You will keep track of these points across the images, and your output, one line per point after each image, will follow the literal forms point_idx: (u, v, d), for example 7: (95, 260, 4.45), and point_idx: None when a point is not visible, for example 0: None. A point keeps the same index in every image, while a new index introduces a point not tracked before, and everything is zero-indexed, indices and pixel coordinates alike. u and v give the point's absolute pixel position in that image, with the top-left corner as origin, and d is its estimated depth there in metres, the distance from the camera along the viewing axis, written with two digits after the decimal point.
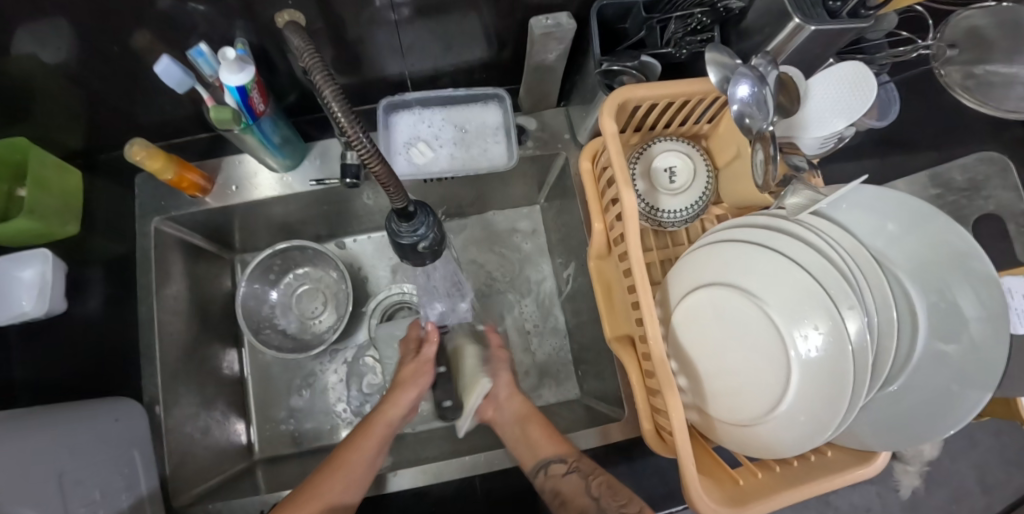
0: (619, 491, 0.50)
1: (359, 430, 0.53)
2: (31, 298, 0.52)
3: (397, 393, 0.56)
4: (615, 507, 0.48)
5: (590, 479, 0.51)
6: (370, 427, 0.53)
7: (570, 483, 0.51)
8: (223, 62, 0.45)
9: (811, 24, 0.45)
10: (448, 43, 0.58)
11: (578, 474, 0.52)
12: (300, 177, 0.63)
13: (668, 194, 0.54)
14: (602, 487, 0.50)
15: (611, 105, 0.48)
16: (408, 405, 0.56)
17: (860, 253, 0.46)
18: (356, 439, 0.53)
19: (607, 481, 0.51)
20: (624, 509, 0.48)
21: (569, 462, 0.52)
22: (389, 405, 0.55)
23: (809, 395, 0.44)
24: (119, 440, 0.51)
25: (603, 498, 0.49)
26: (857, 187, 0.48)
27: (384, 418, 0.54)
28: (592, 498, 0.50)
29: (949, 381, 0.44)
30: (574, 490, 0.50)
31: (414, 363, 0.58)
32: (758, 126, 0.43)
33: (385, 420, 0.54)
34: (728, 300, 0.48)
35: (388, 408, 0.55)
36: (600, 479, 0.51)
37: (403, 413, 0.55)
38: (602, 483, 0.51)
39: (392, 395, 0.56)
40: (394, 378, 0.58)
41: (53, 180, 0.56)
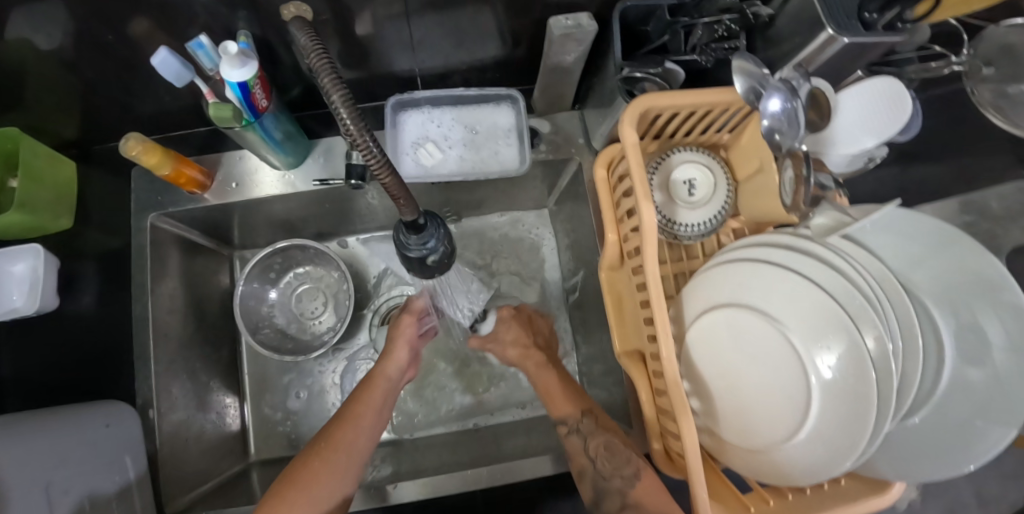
0: (618, 454, 0.51)
1: (362, 386, 0.55)
2: (21, 294, 0.52)
3: (391, 346, 0.58)
4: (608, 470, 0.50)
5: (590, 438, 0.53)
6: (373, 382, 0.55)
7: (572, 445, 0.54)
8: (224, 57, 0.43)
9: (845, 36, 0.43)
10: (460, 40, 0.55)
11: (579, 435, 0.54)
12: (303, 175, 0.61)
13: (686, 207, 0.52)
14: (600, 448, 0.51)
15: (631, 114, 0.45)
16: (404, 359, 0.58)
17: (887, 278, 0.44)
18: (360, 396, 0.54)
19: (604, 443, 0.52)
20: (620, 474, 0.50)
21: (570, 424, 0.55)
22: (384, 361, 0.57)
23: (829, 424, 0.42)
24: (109, 446, 0.50)
25: (600, 460, 0.51)
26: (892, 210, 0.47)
27: (383, 374, 0.56)
28: (589, 457, 0.52)
29: (974, 415, 0.43)
30: (575, 450, 0.53)
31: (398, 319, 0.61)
32: (787, 144, 0.41)
33: (385, 377, 0.56)
34: (746, 322, 0.46)
35: (385, 362, 0.57)
36: (600, 441, 0.52)
37: (401, 365, 0.58)
38: (598, 445, 0.52)
39: (385, 351, 0.58)
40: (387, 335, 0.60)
41: (47, 171, 0.54)
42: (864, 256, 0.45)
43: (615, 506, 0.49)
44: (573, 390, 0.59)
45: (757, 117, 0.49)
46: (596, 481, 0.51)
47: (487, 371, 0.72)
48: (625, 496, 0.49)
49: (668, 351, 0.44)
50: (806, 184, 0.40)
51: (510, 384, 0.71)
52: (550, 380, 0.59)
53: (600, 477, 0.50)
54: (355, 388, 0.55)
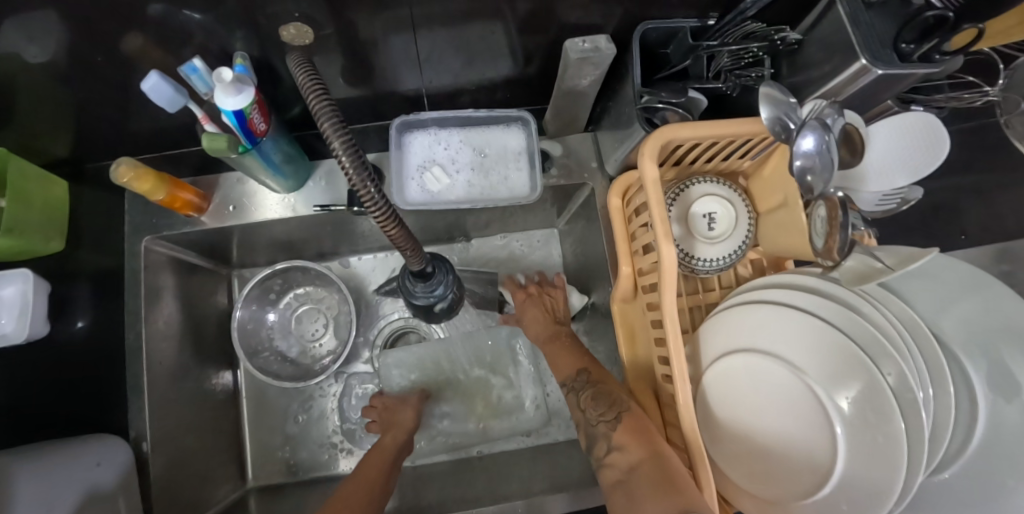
0: (605, 400, 0.49)
1: (371, 453, 0.56)
2: (11, 318, 0.47)
3: (396, 415, 0.61)
4: (595, 416, 0.49)
5: (582, 390, 0.52)
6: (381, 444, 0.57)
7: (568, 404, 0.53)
8: (218, 84, 0.40)
9: (879, 67, 0.40)
10: (470, 59, 0.53)
11: (575, 393, 0.53)
12: (304, 199, 0.59)
13: (705, 241, 0.49)
14: (589, 399, 0.50)
15: (650, 147, 0.43)
16: (409, 425, 0.60)
17: (918, 327, 0.41)
18: (370, 458, 0.55)
19: (594, 393, 0.51)
20: (603, 419, 0.47)
21: (566, 384, 0.55)
22: (391, 431, 0.59)
23: (852, 480, 0.40)
24: (100, 483, 0.48)
25: (590, 411, 0.50)
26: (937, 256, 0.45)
27: (392, 440, 0.58)
28: (581, 410, 0.51)
29: (1009, 476, 0.40)
30: (570, 405, 0.53)
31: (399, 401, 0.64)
32: (820, 187, 0.39)
33: (393, 442, 0.58)
34: (765, 367, 0.44)
35: (392, 431, 0.59)
36: (589, 393, 0.51)
37: (406, 431, 0.60)
38: (589, 395, 0.51)
39: (392, 421, 0.61)
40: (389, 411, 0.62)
41: (36, 192, 0.51)
42: (893, 302, 0.42)
43: (602, 451, 0.46)
44: (574, 349, 0.58)
45: (783, 150, 0.47)
46: (585, 429, 0.49)
47: (492, 399, 0.69)
48: (610, 441, 0.46)
49: (684, 396, 0.42)
50: (837, 231, 0.37)
51: (516, 412, 0.69)
52: (555, 346, 0.59)
53: (589, 424, 0.49)
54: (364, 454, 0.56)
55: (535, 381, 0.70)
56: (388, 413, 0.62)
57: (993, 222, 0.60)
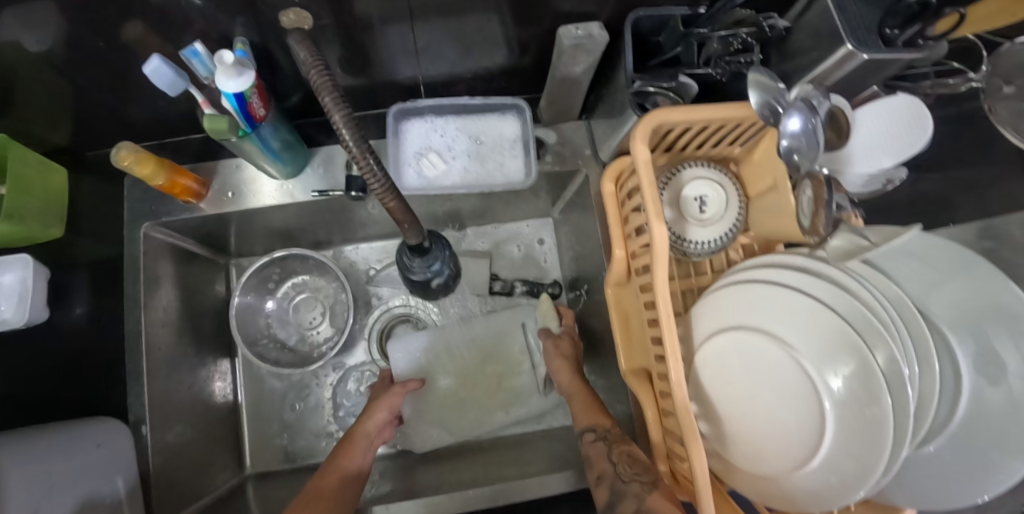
0: (639, 461, 0.47)
1: (345, 441, 0.55)
2: (10, 305, 0.48)
3: (374, 404, 0.59)
4: (629, 474, 0.46)
5: (614, 445, 0.49)
6: (355, 440, 0.55)
7: (592, 450, 0.50)
8: (220, 66, 0.41)
9: (864, 52, 0.41)
10: (467, 48, 0.54)
11: (603, 443, 0.50)
12: (302, 185, 0.60)
13: (697, 224, 0.50)
14: (623, 455, 0.48)
15: (643, 130, 0.44)
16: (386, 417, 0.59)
17: (903, 303, 0.42)
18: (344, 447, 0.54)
19: (629, 451, 0.48)
20: (638, 478, 0.44)
21: (598, 432, 0.51)
22: (368, 416, 0.58)
23: (840, 453, 0.41)
24: (101, 466, 0.49)
25: (622, 467, 0.47)
26: (919, 235, 0.47)
27: (366, 428, 0.57)
28: (611, 463, 0.47)
29: (991, 448, 0.41)
30: (596, 454, 0.49)
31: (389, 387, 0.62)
32: (807, 165, 0.40)
33: (368, 429, 0.57)
34: (757, 344, 0.45)
35: (368, 417, 0.58)
36: (623, 449, 0.48)
37: (384, 419, 0.58)
38: (623, 452, 0.48)
39: (369, 407, 0.59)
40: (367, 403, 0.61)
41: (37, 180, 0.51)
42: (878, 280, 0.43)
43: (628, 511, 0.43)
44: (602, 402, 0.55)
45: (771, 135, 0.48)
46: (613, 484, 0.46)
47: (490, 384, 0.69)
48: (641, 501, 0.42)
49: (676, 373, 0.43)
50: (825, 208, 0.39)
51: (514, 396, 0.69)
52: (582, 387, 0.57)
53: (620, 479, 0.46)
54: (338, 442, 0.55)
55: (533, 368, 0.69)
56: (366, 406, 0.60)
57: None
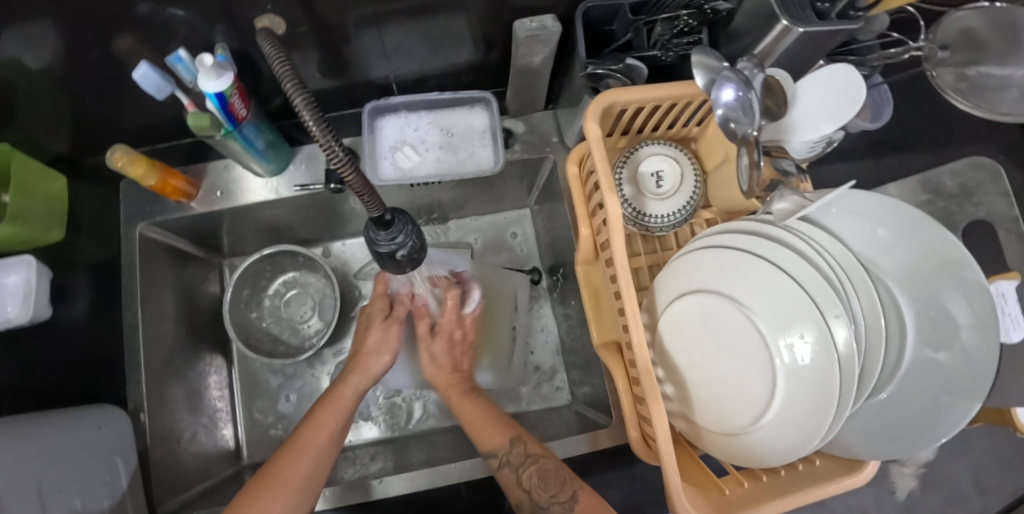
0: (552, 480, 0.48)
1: (326, 400, 0.53)
2: (16, 304, 0.52)
3: (364, 361, 0.56)
4: (547, 499, 0.48)
5: (523, 469, 0.50)
6: (338, 396, 0.53)
7: (505, 478, 0.51)
8: (201, 69, 0.45)
9: (799, 26, 0.43)
10: (434, 46, 0.57)
11: (511, 467, 0.51)
12: (286, 181, 0.64)
13: (655, 198, 0.53)
14: (534, 478, 0.49)
15: (595, 110, 0.47)
16: (376, 374, 0.56)
17: (848, 260, 0.44)
18: (321, 410, 0.52)
19: (538, 473, 0.49)
20: (557, 500, 0.47)
21: (501, 456, 0.51)
22: (355, 377, 0.55)
23: (796, 404, 0.43)
24: (101, 449, 0.52)
25: (536, 492, 0.48)
26: (846, 191, 0.47)
27: (351, 390, 0.54)
28: (525, 490, 0.49)
29: (939, 391, 0.44)
30: (507, 482, 0.50)
31: (381, 325, 0.58)
32: (743, 131, 0.43)
33: (350, 391, 0.54)
34: (714, 306, 0.47)
35: (353, 376, 0.55)
36: (533, 469, 0.49)
37: (369, 380, 0.56)
38: (533, 475, 0.49)
39: (359, 365, 0.56)
40: (358, 346, 0.58)
41: (38, 185, 0.55)
42: (824, 239, 0.45)
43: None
44: (499, 417, 0.55)
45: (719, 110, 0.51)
46: (534, 510, 0.48)
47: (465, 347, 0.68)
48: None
49: (640, 339, 0.44)
50: (759, 169, 0.42)
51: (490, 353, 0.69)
52: (472, 405, 0.56)
53: (537, 507, 0.48)
54: (317, 400, 0.53)
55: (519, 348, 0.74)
56: (357, 357, 0.56)
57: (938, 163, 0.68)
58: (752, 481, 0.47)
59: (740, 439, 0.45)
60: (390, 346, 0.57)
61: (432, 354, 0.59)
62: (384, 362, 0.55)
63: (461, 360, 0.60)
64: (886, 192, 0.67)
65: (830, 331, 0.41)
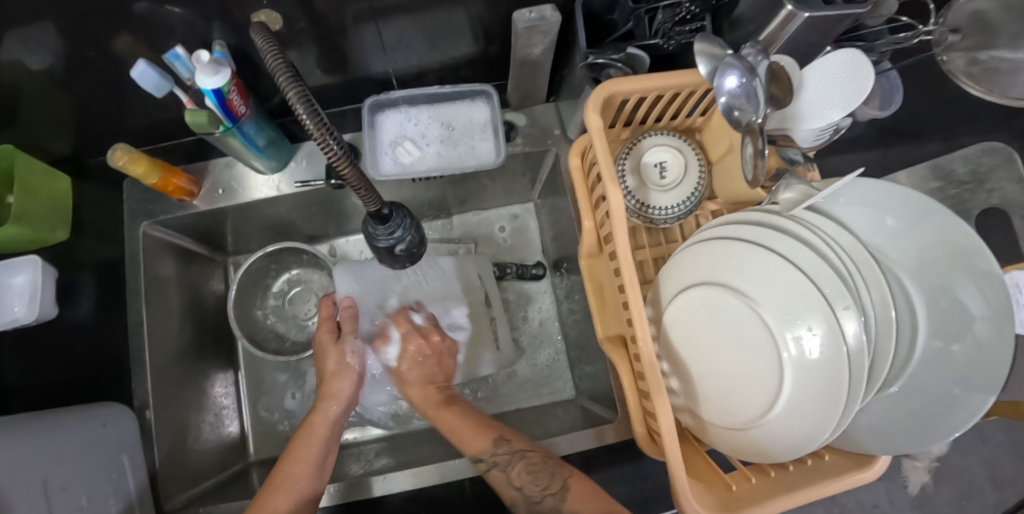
0: (541, 473, 0.51)
1: (301, 434, 0.56)
2: (23, 304, 0.53)
3: (330, 387, 0.59)
4: (538, 493, 0.50)
5: (511, 468, 0.52)
6: (310, 430, 0.56)
7: (495, 479, 0.52)
8: (198, 65, 0.45)
9: (804, 11, 0.41)
10: (433, 40, 0.57)
11: (499, 468, 0.53)
12: (287, 178, 0.64)
13: (659, 190, 0.53)
14: (523, 474, 0.51)
15: (595, 100, 0.46)
16: (347, 397, 0.59)
17: (857, 251, 0.43)
18: (298, 447, 0.55)
19: (527, 468, 0.51)
20: (548, 492, 0.49)
21: (487, 458, 0.53)
22: (325, 403, 0.58)
23: (805, 398, 0.42)
24: (106, 445, 0.53)
25: (527, 487, 0.50)
26: (854, 180, 0.46)
27: (323, 417, 0.57)
28: (517, 487, 0.51)
29: (951, 384, 0.43)
30: (501, 483, 0.52)
31: (337, 349, 0.60)
32: (747, 119, 0.42)
33: (325, 418, 0.58)
34: (720, 299, 0.46)
35: (325, 404, 0.58)
36: (521, 465, 0.52)
37: (342, 406, 0.59)
38: (522, 471, 0.51)
39: (326, 392, 0.59)
40: (321, 373, 0.60)
41: (42, 186, 0.56)
42: (834, 229, 0.44)
43: None
44: (477, 421, 0.57)
45: None
46: (530, 506, 0.50)
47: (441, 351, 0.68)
48: (560, 512, 0.48)
49: (643, 334, 0.43)
50: (764, 157, 0.41)
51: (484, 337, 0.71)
52: (449, 416, 0.58)
53: (532, 501, 0.50)
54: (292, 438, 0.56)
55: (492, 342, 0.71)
56: (323, 383, 0.59)
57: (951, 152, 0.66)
58: (760, 477, 0.46)
59: (748, 434, 0.44)
60: (350, 364, 0.60)
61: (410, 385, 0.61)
62: (350, 383, 0.59)
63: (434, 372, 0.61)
64: (898, 180, 0.66)
65: (841, 326, 0.40)
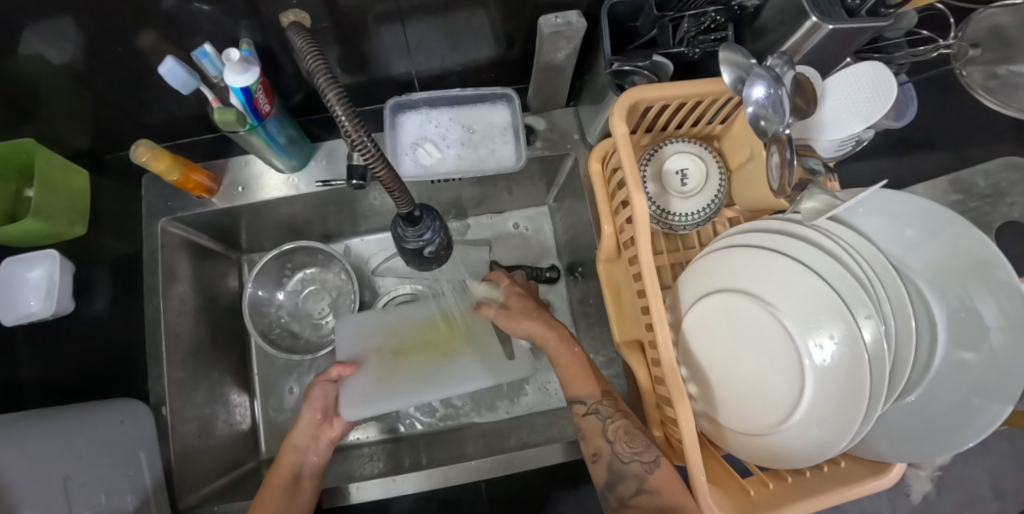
0: (636, 437, 0.48)
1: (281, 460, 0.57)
2: (39, 298, 0.54)
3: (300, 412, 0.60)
4: (627, 453, 0.48)
5: (609, 420, 0.50)
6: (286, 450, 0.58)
7: (589, 425, 0.51)
8: (227, 64, 0.45)
9: (828, 23, 0.41)
10: (456, 43, 0.57)
11: (598, 417, 0.51)
12: (307, 177, 0.64)
13: (679, 196, 0.53)
14: (619, 431, 0.49)
15: (621, 107, 0.46)
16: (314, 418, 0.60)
17: (877, 260, 0.44)
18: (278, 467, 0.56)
19: (625, 426, 0.49)
20: (639, 458, 0.47)
21: (588, 405, 0.52)
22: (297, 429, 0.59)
23: (823, 405, 0.43)
24: (123, 440, 0.54)
25: (618, 443, 0.49)
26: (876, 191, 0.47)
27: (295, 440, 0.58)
28: (609, 441, 0.49)
29: (968, 393, 0.44)
30: (591, 430, 0.51)
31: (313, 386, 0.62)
32: (773, 129, 0.42)
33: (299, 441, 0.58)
34: (740, 306, 0.46)
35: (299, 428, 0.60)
36: (621, 423, 0.50)
37: (311, 431, 0.59)
38: (618, 428, 0.49)
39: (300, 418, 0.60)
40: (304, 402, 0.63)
41: (60, 180, 0.56)
42: (854, 239, 0.45)
43: (628, 492, 0.47)
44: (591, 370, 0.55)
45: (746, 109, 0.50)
46: (612, 463, 0.48)
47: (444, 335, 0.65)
48: (642, 482, 0.46)
49: (665, 339, 0.43)
50: (791, 167, 0.42)
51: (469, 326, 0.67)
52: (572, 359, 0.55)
53: (618, 459, 0.48)
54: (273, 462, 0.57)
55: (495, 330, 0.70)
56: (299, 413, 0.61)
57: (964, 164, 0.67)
58: (777, 483, 0.47)
59: (766, 440, 0.45)
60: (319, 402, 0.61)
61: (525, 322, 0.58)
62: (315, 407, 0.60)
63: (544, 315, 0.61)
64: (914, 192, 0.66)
65: (861, 334, 0.41)
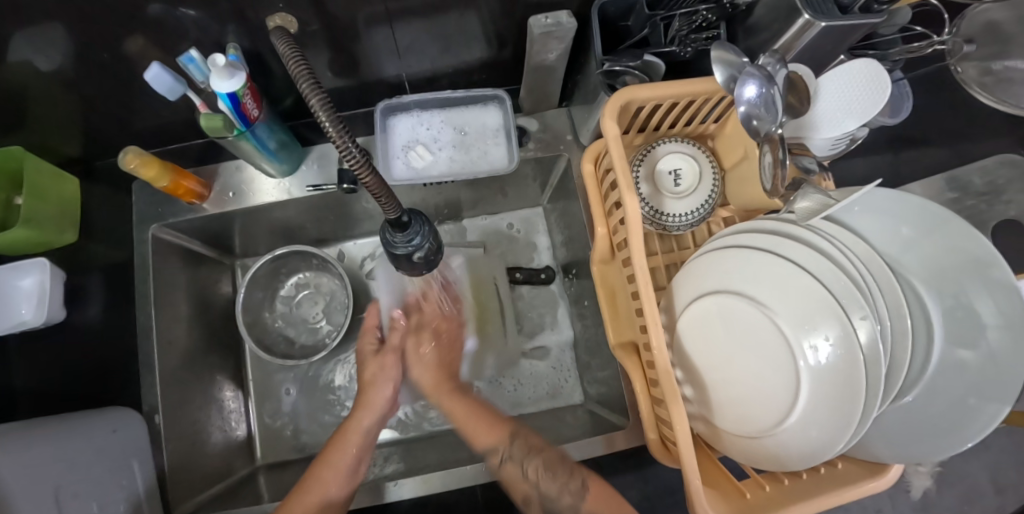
0: (558, 467, 0.50)
1: (337, 438, 0.56)
2: (31, 307, 0.54)
3: (368, 396, 0.58)
4: (556, 489, 0.48)
5: (525, 463, 0.50)
6: (346, 435, 0.55)
7: (507, 473, 0.51)
8: (213, 69, 0.45)
9: (820, 20, 0.41)
10: (447, 44, 0.56)
11: (513, 462, 0.51)
12: (298, 182, 0.63)
13: (673, 197, 0.53)
14: (540, 470, 0.50)
15: (613, 106, 0.46)
16: (382, 406, 0.57)
17: (873, 261, 0.43)
18: (331, 449, 0.55)
19: (544, 463, 0.50)
20: (567, 488, 0.48)
21: (501, 452, 0.52)
22: (361, 412, 0.57)
23: (818, 406, 0.42)
24: (118, 451, 0.53)
25: (543, 482, 0.49)
26: (870, 190, 0.47)
27: (357, 425, 0.56)
28: (530, 482, 0.50)
29: (966, 394, 0.43)
30: (512, 478, 0.51)
31: (378, 358, 0.59)
32: (766, 128, 0.42)
33: (359, 427, 0.56)
34: (735, 307, 0.46)
35: (360, 411, 0.57)
36: (537, 462, 0.50)
37: (379, 415, 0.57)
38: (539, 466, 0.50)
39: (364, 400, 0.57)
40: (360, 380, 0.59)
41: (50, 189, 0.56)
42: (848, 237, 0.45)
43: None
44: (489, 413, 0.55)
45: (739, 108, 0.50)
46: (545, 504, 0.49)
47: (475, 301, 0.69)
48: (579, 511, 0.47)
49: (658, 341, 0.43)
50: (784, 167, 0.41)
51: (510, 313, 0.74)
52: (459, 405, 0.57)
53: (547, 500, 0.48)
54: (328, 442, 0.55)
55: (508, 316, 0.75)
56: (361, 393, 0.58)
57: (961, 160, 0.67)
58: (774, 485, 0.46)
59: (762, 442, 0.44)
60: (389, 375, 0.59)
61: (426, 355, 0.60)
62: (389, 394, 0.57)
63: (449, 360, 0.61)
64: (913, 191, 0.66)
65: (856, 334, 0.40)
